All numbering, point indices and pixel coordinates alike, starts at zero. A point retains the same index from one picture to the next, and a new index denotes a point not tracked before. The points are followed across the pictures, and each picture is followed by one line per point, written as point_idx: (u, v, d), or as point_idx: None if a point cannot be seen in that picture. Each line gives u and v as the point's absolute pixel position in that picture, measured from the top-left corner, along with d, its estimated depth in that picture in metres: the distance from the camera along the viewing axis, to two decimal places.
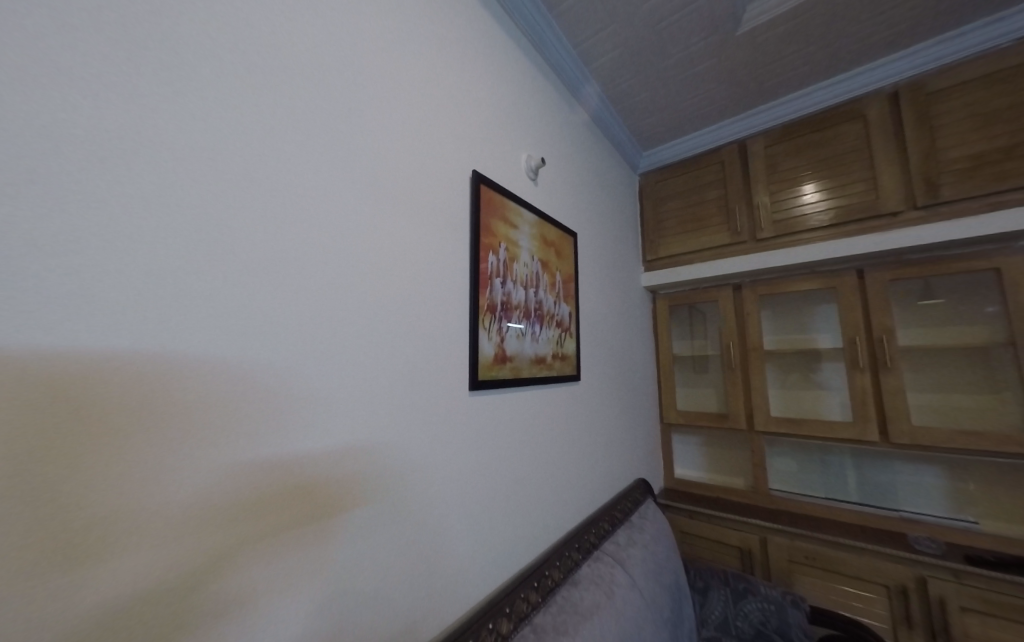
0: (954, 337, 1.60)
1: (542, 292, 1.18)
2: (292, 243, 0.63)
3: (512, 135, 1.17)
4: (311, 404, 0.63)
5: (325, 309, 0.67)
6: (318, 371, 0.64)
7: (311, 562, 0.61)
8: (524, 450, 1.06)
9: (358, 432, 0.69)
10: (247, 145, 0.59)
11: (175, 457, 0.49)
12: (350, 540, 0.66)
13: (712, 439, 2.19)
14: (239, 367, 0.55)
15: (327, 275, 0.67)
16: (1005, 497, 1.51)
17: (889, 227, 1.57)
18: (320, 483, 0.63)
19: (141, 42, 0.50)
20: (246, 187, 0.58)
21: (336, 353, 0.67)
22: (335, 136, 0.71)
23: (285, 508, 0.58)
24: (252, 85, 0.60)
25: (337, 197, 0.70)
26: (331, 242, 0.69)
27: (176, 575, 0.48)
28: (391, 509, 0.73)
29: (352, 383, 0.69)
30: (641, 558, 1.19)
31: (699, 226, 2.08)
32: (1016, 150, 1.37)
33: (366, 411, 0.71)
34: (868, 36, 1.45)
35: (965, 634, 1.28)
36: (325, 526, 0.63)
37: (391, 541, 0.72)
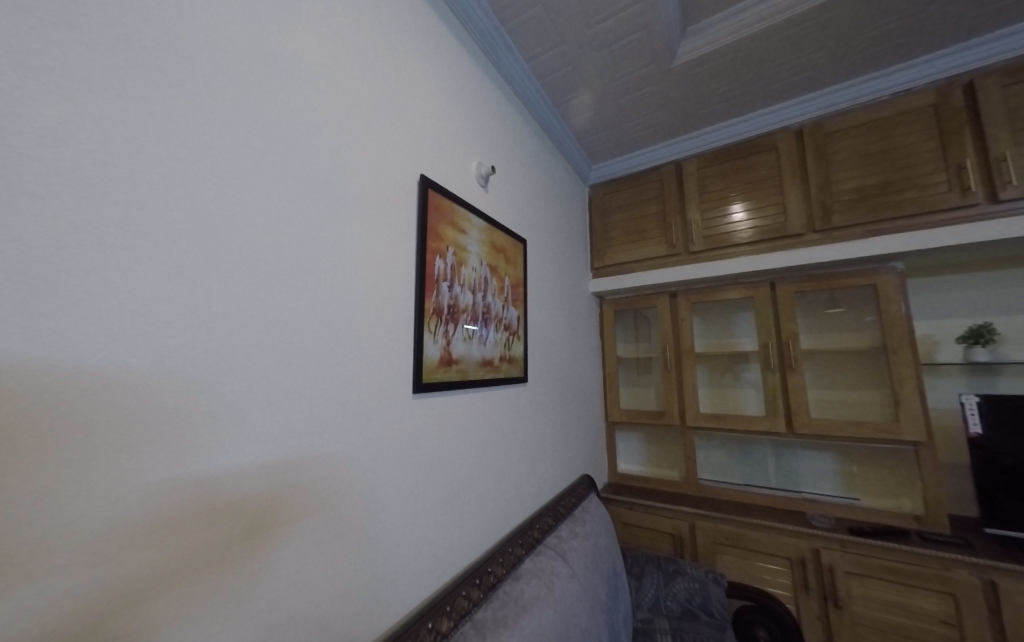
0: (844, 341, 1.87)
1: (490, 296, 1.23)
2: (232, 246, 0.63)
3: (463, 142, 1.21)
4: (252, 419, 0.63)
5: (266, 312, 0.67)
6: (257, 377, 0.65)
7: (245, 577, 0.60)
8: (470, 449, 1.10)
9: (301, 444, 0.70)
10: (190, 152, 0.59)
11: (104, 474, 0.48)
12: (288, 552, 0.66)
13: (649, 435, 2.37)
14: (176, 381, 0.55)
15: (268, 280, 0.67)
16: (880, 477, 1.81)
17: (794, 246, 1.81)
18: (260, 502, 0.63)
19: (78, 45, 0.50)
20: (184, 192, 0.58)
21: (276, 357, 0.68)
22: (282, 140, 0.71)
23: (219, 522, 0.58)
24: (194, 87, 0.60)
25: (282, 203, 0.71)
26: (273, 247, 0.69)
27: (101, 597, 0.47)
28: (332, 517, 0.73)
29: (294, 385, 0.70)
30: (581, 550, 1.27)
31: (639, 238, 2.25)
32: (889, 186, 1.64)
33: (308, 416, 0.71)
34: (778, 80, 1.67)
35: (848, 595, 1.50)
36: (261, 540, 0.62)
37: (332, 548, 0.73)
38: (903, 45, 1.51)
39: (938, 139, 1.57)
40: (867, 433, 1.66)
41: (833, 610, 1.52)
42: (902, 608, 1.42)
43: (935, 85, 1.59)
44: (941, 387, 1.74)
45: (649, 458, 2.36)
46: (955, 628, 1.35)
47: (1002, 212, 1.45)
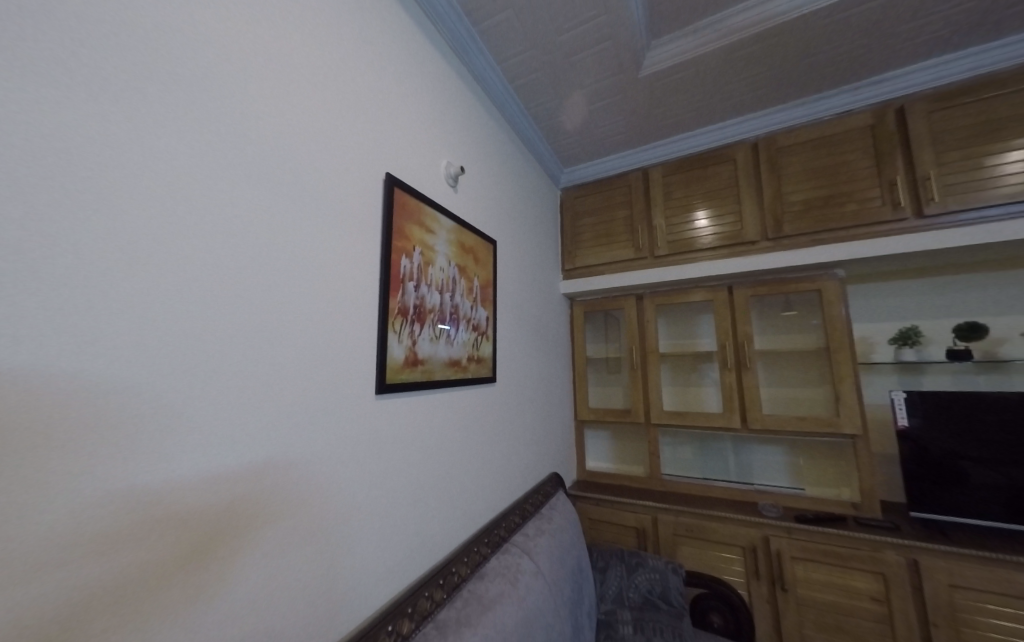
0: (793, 342, 2.00)
1: (458, 297, 1.23)
2: (189, 246, 0.61)
3: (432, 142, 1.21)
4: (211, 425, 0.62)
5: (225, 313, 0.65)
6: (214, 381, 0.63)
7: (198, 590, 0.58)
8: (437, 449, 1.11)
9: (263, 449, 0.69)
10: (146, 152, 0.57)
11: (52, 485, 0.47)
12: (243, 562, 0.64)
13: (616, 433, 2.44)
14: (128, 388, 0.54)
15: (223, 280, 0.65)
16: (824, 468, 1.95)
17: (749, 252, 1.92)
18: (220, 510, 0.62)
19: (22, 37, 0.48)
20: (140, 192, 0.56)
21: (233, 359, 0.66)
22: (240, 136, 0.69)
23: (166, 534, 0.56)
24: (150, 84, 0.58)
25: (244, 202, 0.69)
26: (232, 246, 0.67)
27: (50, 612, 0.46)
28: (292, 524, 0.72)
29: (251, 387, 0.68)
30: (547, 546, 1.30)
31: (607, 241, 2.31)
32: (831, 199, 1.77)
33: (267, 420, 0.70)
34: (735, 95, 1.77)
35: (793, 578, 1.61)
36: (213, 551, 0.60)
37: (292, 556, 0.71)
38: (844, 69, 1.63)
39: (874, 158, 1.71)
40: (812, 428, 1.79)
41: (780, 593, 1.63)
42: (840, 588, 1.54)
43: (872, 107, 1.73)
44: (876, 385, 1.90)
45: (616, 455, 2.43)
46: (883, 604, 1.47)
47: (927, 226, 1.60)
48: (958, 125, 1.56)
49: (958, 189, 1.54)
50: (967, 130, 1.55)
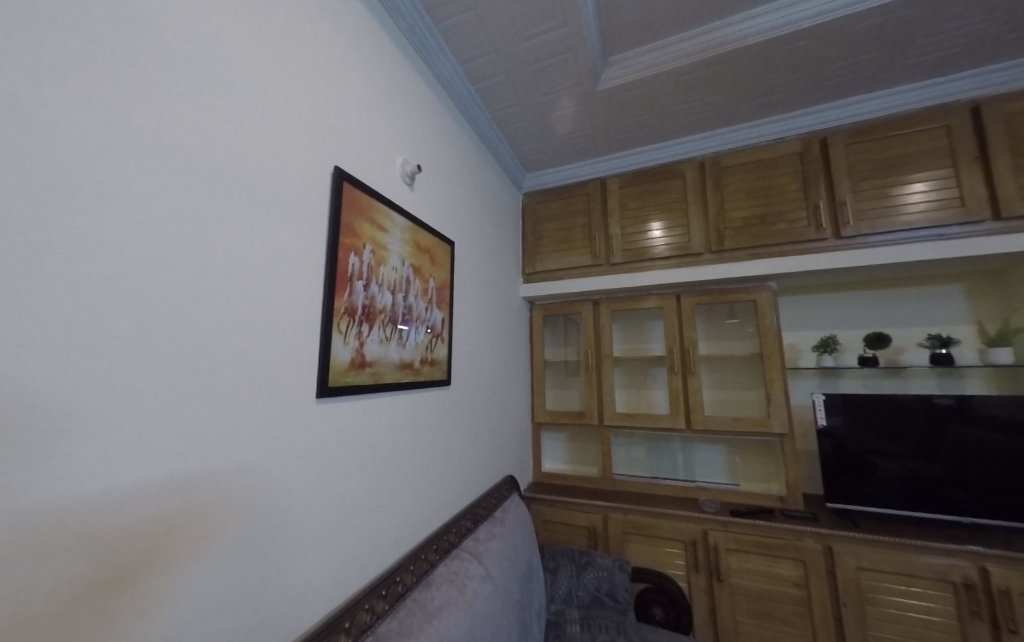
0: (732, 347, 2.12)
1: (411, 297, 1.21)
2: (109, 240, 0.56)
3: (387, 138, 1.18)
4: (129, 434, 0.57)
5: (148, 311, 0.60)
6: (132, 385, 0.58)
7: (108, 618, 0.53)
8: (387, 454, 1.08)
9: (191, 460, 0.64)
10: (61, 136, 0.52)
11: None
12: (162, 586, 0.59)
13: (571, 434, 2.50)
14: (30, 394, 0.48)
15: (144, 275, 0.60)
16: (757, 465, 2.11)
17: (696, 263, 2.05)
18: (140, 527, 0.57)
19: None
20: (53, 179, 0.51)
21: (157, 360, 0.61)
22: (172, 122, 0.64)
23: (69, 558, 0.50)
24: (67, 62, 0.53)
25: (177, 194, 0.64)
26: (161, 242, 0.62)
27: None
28: (221, 543, 0.67)
29: (175, 391, 0.62)
30: (498, 550, 1.30)
31: (566, 247, 2.36)
32: (766, 217, 1.92)
33: (196, 426, 0.65)
34: (684, 115, 1.88)
35: (728, 569, 1.72)
36: (125, 576, 0.55)
37: (221, 577, 0.66)
38: (778, 100, 1.79)
39: (802, 181, 1.88)
40: (748, 427, 1.93)
41: (716, 584, 1.74)
42: (768, 576, 1.66)
43: (802, 136, 1.90)
44: (801, 388, 2.08)
45: (570, 456, 2.48)
46: (803, 588, 1.61)
47: (845, 246, 1.78)
48: (871, 158, 1.76)
49: (870, 214, 1.73)
50: (878, 162, 1.75)
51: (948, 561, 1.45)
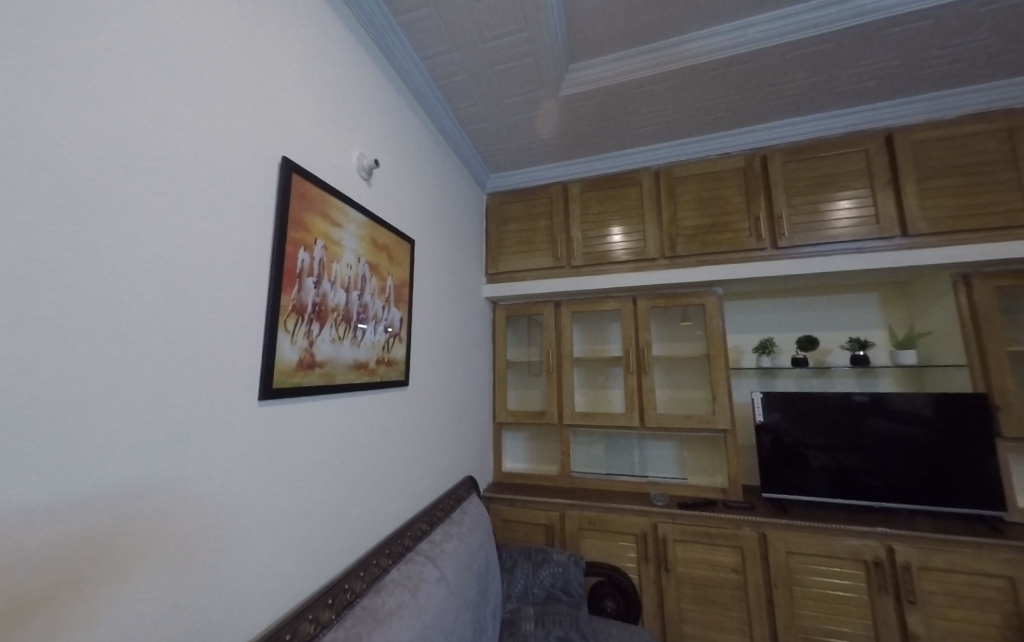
0: (682, 348, 2.23)
1: (367, 296, 1.17)
2: (29, 229, 0.51)
3: (343, 130, 1.15)
4: (48, 443, 0.52)
5: (71, 308, 0.55)
6: (52, 388, 0.52)
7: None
8: (338, 457, 1.04)
9: (121, 470, 0.59)
10: None
11: None
12: (79, 616, 0.53)
13: (531, 434, 2.53)
14: None
15: (70, 268, 0.55)
16: (704, 460, 2.24)
17: (651, 268, 2.14)
18: (64, 544, 0.52)
19: None
20: None
21: (82, 361, 0.55)
22: (102, 105, 0.60)
23: None
24: None
25: (107, 183, 0.60)
26: (88, 234, 0.57)
27: None
28: (147, 563, 0.61)
29: (103, 394, 0.57)
30: (453, 551, 1.29)
31: (529, 248, 2.39)
32: (715, 226, 2.05)
33: (127, 433, 0.60)
34: (641, 126, 1.96)
35: (675, 558, 1.82)
36: (32, 611, 0.48)
37: (148, 599, 0.61)
38: (725, 118, 1.91)
39: (746, 195, 2.02)
40: (695, 424, 2.04)
41: (664, 574, 1.82)
42: (711, 564, 1.77)
43: (746, 152, 2.04)
44: (743, 387, 2.24)
45: (530, 455, 2.51)
46: (740, 573, 1.73)
47: (782, 256, 1.93)
48: (804, 177, 1.93)
49: (804, 228, 1.89)
50: (810, 180, 1.91)
51: (862, 541, 1.61)
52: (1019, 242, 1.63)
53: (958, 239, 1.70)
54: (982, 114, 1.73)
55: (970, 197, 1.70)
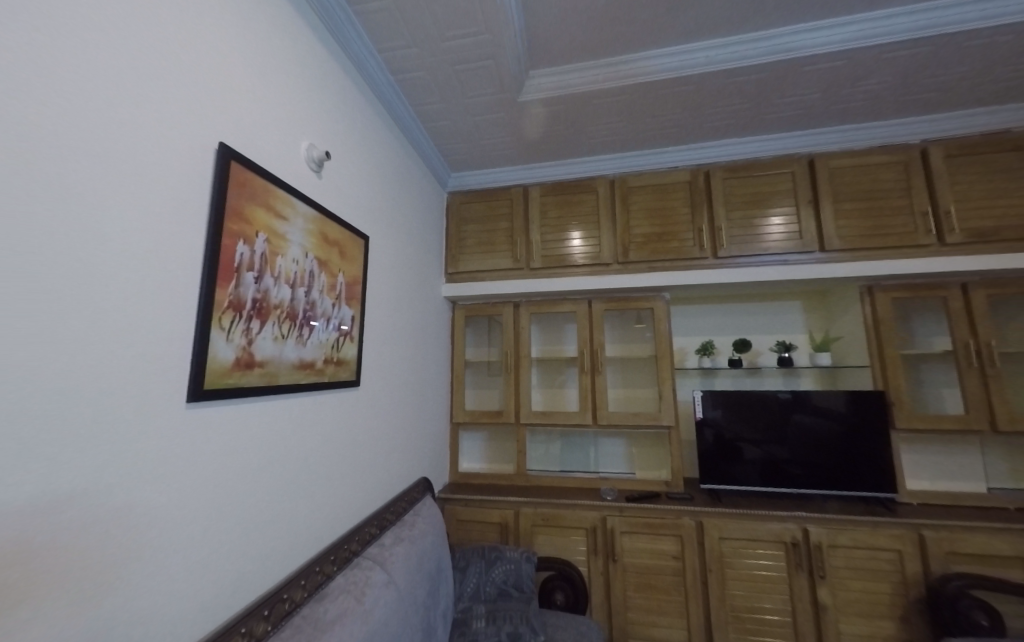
0: (634, 349, 2.33)
1: (315, 292, 1.13)
2: None
3: (291, 119, 1.09)
4: None
5: None
6: None
7: None
8: (279, 462, 0.99)
9: (36, 480, 0.53)
10: None
11: None
12: None
13: (489, 434, 2.54)
14: None
15: None
16: (651, 455, 2.36)
17: (605, 272, 2.22)
18: None
19: None
20: None
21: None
22: (22, 74, 0.54)
23: None
24: None
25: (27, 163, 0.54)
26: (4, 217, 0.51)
27: None
28: (62, 583, 0.55)
29: (16, 396, 0.52)
30: (404, 554, 1.26)
31: (488, 249, 2.40)
32: (664, 235, 2.17)
33: (45, 438, 0.55)
34: (597, 135, 2.03)
35: (622, 549, 1.91)
36: None
37: (63, 622, 0.55)
38: (673, 134, 2.03)
39: (691, 207, 2.15)
40: (643, 422, 2.14)
41: (611, 565, 1.90)
42: (654, 553, 1.87)
43: (691, 167, 2.18)
44: (686, 386, 2.39)
45: (486, 455, 2.52)
46: (680, 560, 1.85)
47: (722, 265, 2.08)
48: (740, 193, 2.09)
49: (741, 239, 2.06)
50: (747, 196, 2.08)
51: (784, 525, 1.78)
52: (914, 259, 1.87)
53: (868, 255, 1.92)
54: (886, 145, 1.97)
55: (877, 217, 1.93)
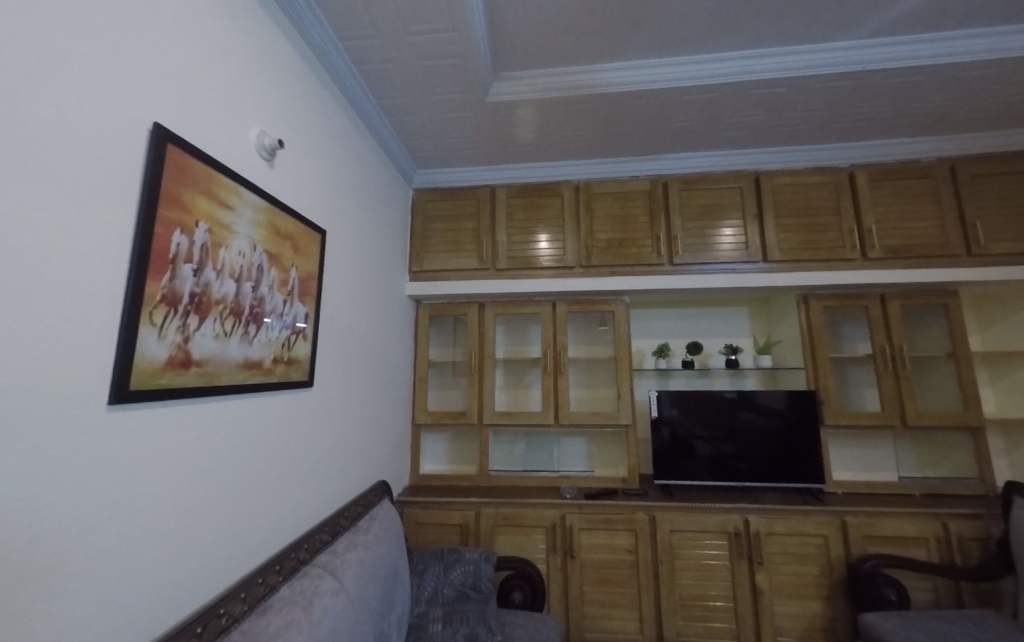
0: (595, 350, 2.39)
1: (264, 288, 1.07)
2: None
3: (240, 103, 1.03)
4: None
5: None
6: None
7: None
8: (220, 466, 0.93)
9: None
10: None
11: None
12: None
13: (451, 434, 2.51)
14: None
15: None
16: (609, 453, 2.43)
17: (568, 275, 2.27)
18: None
19: None
20: None
21: None
22: None
23: None
24: None
25: None
26: None
27: None
28: None
29: None
30: (357, 561, 1.22)
31: (454, 248, 2.37)
32: (624, 241, 2.24)
33: None
34: (563, 141, 2.07)
35: (579, 546, 1.95)
36: None
37: None
38: (634, 144, 2.10)
39: (650, 214, 2.24)
40: (603, 421, 2.20)
41: (569, 561, 1.94)
42: (610, 549, 1.93)
43: (650, 177, 2.27)
44: (643, 386, 2.48)
45: (448, 457, 2.49)
46: (633, 553, 1.92)
47: (678, 271, 2.18)
48: (693, 203, 2.21)
49: (694, 247, 2.17)
50: (701, 207, 2.20)
51: (727, 516, 1.89)
52: (845, 271, 2.04)
53: (806, 265, 2.08)
54: (823, 165, 2.15)
55: (814, 231, 2.10)
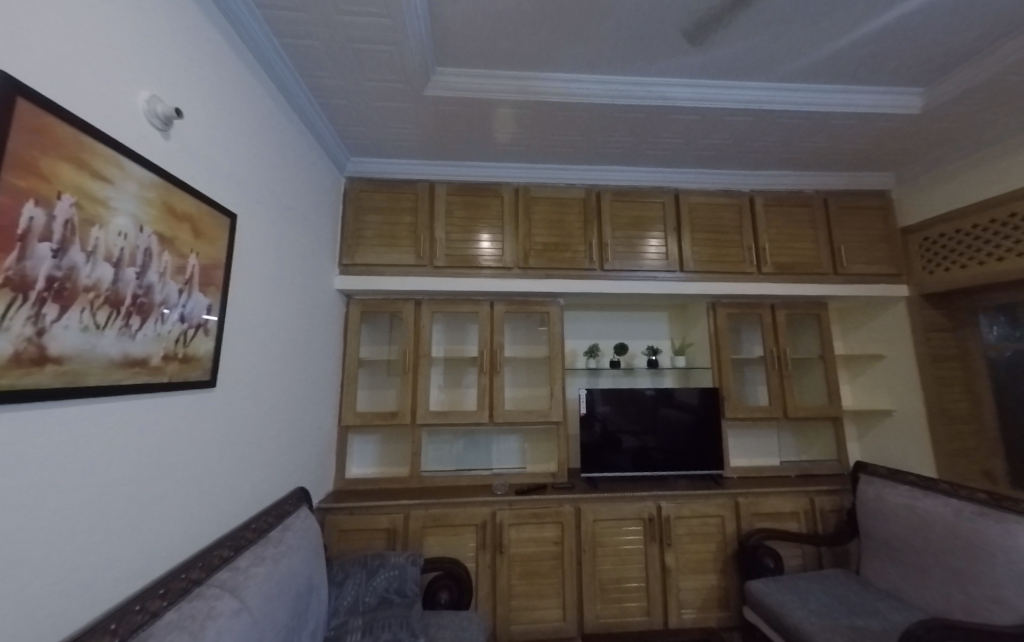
0: (531, 349, 2.45)
1: (153, 274, 0.94)
2: None
3: (125, 62, 0.89)
4: None
5: None
6: None
7: None
8: (88, 479, 0.80)
9: None
10: None
11: None
12: None
13: (383, 436, 2.41)
14: None
15: None
16: (540, 450, 2.50)
17: (506, 276, 2.29)
18: None
19: None
20: None
21: None
22: None
23: None
24: None
25: None
26: None
27: None
28: None
29: None
30: (263, 576, 1.12)
31: (389, 243, 2.27)
32: (560, 245, 2.32)
33: None
34: (504, 143, 2.09)
35: (508, 541, 1.98)
36: None
37: None
38: (571, 154, 2.19)
39: (585, 222, 2.34)
40: (535, 419, 2.26)
41: (498, 557, 1.96)
42: (538, 542, 1.99)
43: (586, 186, 2.37)
44: (574, 384, 2.59)
45: (378, 459, 2.39)
46: (559, 544, 1.99)
47: (609, 276, 2.31)
48: (623, 213, 2.35)
49: (623, 255, 2.31)
50: (630, 218, 2.35)
51: (643, 503, 2.04)
52: (745, 283, 2.31)
53: (714, 276, 2.32)
54: (732, 186, 2.41)
55: (723, 245, 2.34)
